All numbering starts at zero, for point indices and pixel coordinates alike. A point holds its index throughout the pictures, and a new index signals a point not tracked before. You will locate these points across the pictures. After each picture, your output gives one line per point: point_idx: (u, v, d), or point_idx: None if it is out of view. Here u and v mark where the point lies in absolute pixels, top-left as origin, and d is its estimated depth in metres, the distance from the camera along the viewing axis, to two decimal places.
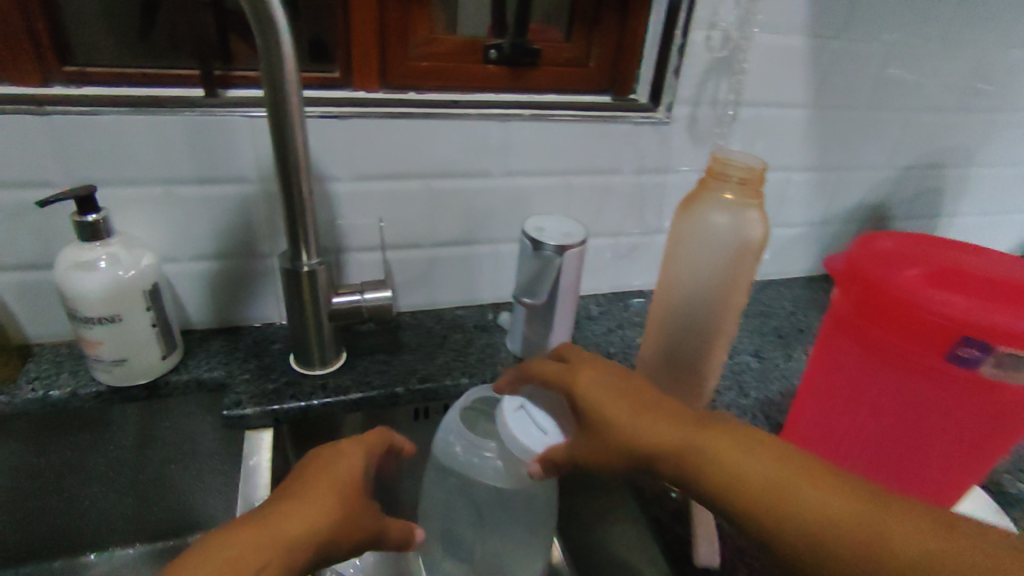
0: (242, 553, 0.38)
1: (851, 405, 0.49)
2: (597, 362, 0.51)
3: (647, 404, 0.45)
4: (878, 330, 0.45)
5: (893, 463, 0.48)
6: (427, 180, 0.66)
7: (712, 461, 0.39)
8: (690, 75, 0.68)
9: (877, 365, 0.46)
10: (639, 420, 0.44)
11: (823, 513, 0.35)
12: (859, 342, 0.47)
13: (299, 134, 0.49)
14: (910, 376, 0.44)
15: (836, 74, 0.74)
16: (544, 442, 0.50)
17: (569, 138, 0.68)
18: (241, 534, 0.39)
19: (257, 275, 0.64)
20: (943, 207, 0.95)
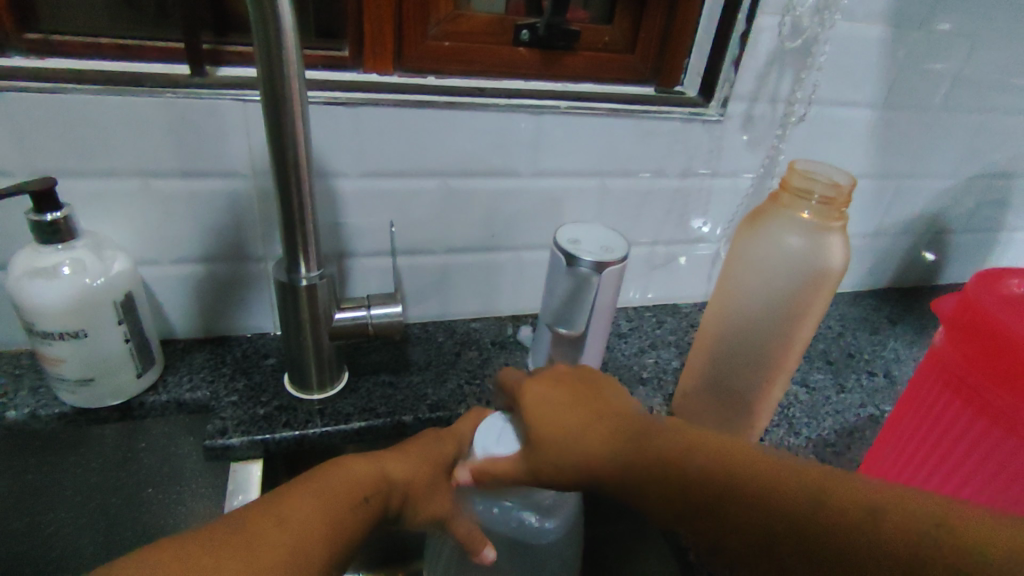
0: (335, 489, 0.41)
1: (948, 455, 0.43)
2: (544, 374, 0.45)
3: (596, 407, 0.39)
4: (977, 377, 0.40)
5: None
6: (445, 178, 0.58)
7: (654, 467, 0.34)
8: (752, 67, 0.60)
9: (971, 416, 0.41)
10: (583, 427, 0.38)
11: (779, 517, 0.29)
12: (950, 387, 0.42)
13: (300, 126, 0.41)
14: (1012, 434, 0.39)
15: (911, 69, 0.66)
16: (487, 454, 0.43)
17: (607, 135, 0.59)
18: (337, 471, 0.42)
19: (248, 281, 0.57)
20: (1007, 220, 0.86)
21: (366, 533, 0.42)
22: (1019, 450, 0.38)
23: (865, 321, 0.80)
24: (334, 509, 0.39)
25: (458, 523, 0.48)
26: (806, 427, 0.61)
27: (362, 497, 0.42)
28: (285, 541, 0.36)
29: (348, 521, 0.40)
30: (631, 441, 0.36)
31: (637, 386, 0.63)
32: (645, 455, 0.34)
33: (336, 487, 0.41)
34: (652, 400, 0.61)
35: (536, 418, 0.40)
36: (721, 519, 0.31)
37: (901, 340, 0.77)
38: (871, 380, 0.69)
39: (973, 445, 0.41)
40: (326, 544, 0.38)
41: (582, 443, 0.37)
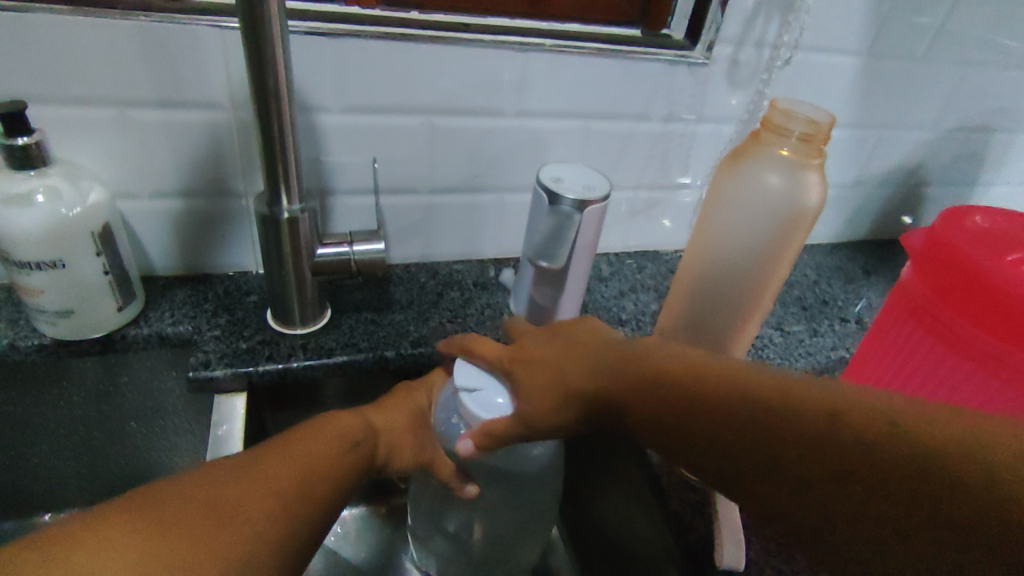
0: (322, 433, 0.43)
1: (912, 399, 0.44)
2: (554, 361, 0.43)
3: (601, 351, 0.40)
4: (950, 313, 0.40)
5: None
6: (427, 116, 0.57)
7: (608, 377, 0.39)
8: (739, 9, 0.59)
9: (939, 348, 0.42)
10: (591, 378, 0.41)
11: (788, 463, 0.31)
12: (919, 324, 0.43)
13: (279, 52, 0.40)
14: (979, 365, 0.39)
15: (897, 15, 0.65)
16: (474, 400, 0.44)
17: (592, 75, 0.59)
18: (330, 425, 0.44)
19: (229, 217, 0.56)
20: (981, 174, 0.87)
21: (359, 476, 0.44)
22: (980, 387, 0.40)
23: (839, 270, 0.82)
24: (329, 451, 0.42)
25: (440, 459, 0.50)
26: (778, 367, 0.63)
27: (353, 443, 0.44)
28: (291, 468, 0.38)
29: (343, 468, 0.42)
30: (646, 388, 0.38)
31: (616, 327, 0.64)
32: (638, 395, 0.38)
33: (326, 434, 0.43)
34: None
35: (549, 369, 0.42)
36: (759, 474, 0.31)
37: (874, 289, 0.79)
38: (843, 326, 0.71)
39: (941, 378, 0.42)
40: (325, 478, 0.40)
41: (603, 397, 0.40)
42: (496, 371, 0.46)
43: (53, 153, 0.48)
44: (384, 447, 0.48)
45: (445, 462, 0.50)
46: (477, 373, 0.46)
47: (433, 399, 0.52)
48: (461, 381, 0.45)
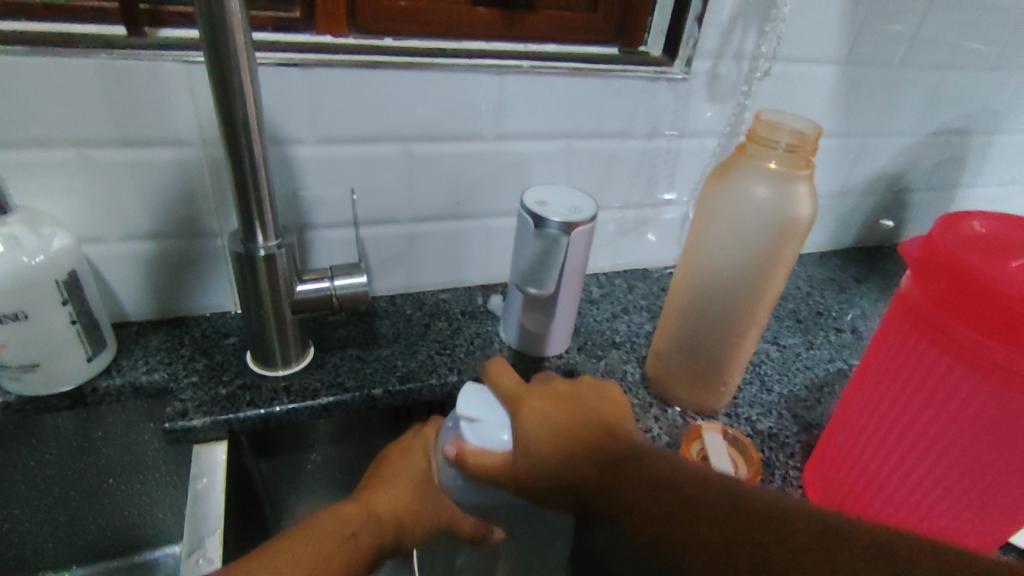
0: (318, 527, 0.42)
1: (917, 417, 0.42)
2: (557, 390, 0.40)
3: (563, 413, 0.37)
4: (961, 328, 0.38)
5: (959, 483, 0.41)
6: (406, 144, 0.56)
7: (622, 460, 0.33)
8: (716, 23, 0.59)
9: (949, 364, 0.39)
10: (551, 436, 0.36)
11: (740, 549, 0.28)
12: (927, 337, 0.40)
13: (247, 85, 0.38)
14: (988, 377, 0.37)
15: (871, 24, 0.66)
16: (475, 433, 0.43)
17: (572, 95, 0.58)
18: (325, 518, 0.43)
19: (204, 257, 0.54)
20: (964, 176, 0.87)
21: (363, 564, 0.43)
22: (990, 398, 0.37)
23: (830, 280, 0.81)
24: (324, 548, 0.40)
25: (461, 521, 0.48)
26: (777, 383, 0.62)
27: (348, 533, 0.42)
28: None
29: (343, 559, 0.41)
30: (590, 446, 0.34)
31: (610, 350, 0.62)
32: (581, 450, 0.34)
33: (323, 529, 0.42)
34: (626, 363, 0.61)
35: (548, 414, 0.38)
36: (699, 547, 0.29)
37: (868, 297, 0.78)
38: (840, 336, 0.70)
39: (951, 393, 0.39)
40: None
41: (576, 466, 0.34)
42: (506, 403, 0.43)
43: (14, 200, 0.45)
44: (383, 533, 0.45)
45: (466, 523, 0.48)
46: (481, 402, 0.45)
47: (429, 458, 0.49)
48: (463, 410, 0.44)
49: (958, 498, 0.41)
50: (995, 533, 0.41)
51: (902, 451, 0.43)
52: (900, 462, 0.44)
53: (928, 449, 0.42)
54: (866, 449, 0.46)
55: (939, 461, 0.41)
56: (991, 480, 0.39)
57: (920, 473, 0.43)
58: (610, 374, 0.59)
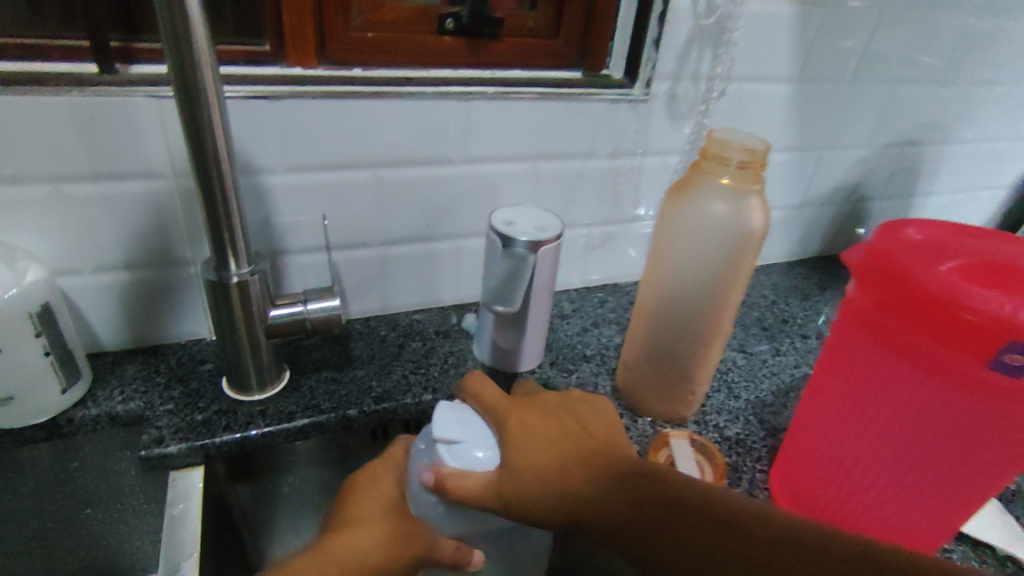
0: None
1: (876, 423, 0.43)
2: (543, 408, 0.44)
3: (550, 429, 0.41)
4: (912, 333, 0.39)
5: (920, 481, 0.42)
6: (376, 169, 0.57)
7: (615, 471, 0.37)
8: (672, 46, 0.62)
9: (902, 368, 0.40)
10: (532, 449, 0.40)
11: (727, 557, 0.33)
12: (880, 343, 0.41)
13: (217, 120, 0.40)
14: (938, 379, 0.38)
15: (821, 44, 0.69)
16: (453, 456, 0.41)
17: (536, 119, 0.60)
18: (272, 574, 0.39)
19: (178, 286, 0.55)
20: (919, 185, 0.91)
21: None
22: (946, 399, 0.38)
23: (794, 288, 0.84)
24: None
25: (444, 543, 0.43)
26: (744, 390, 0.63)
27: None
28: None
29: None
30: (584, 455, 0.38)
31: (581, 363, 0.64)
32: (571, 458, 0.38)
33: None
34: (597, 376, 0.62)
35: (532, 430, 0.41)
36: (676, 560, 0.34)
37: (831, 304, 0.81)
38: (804, 343, 0.72)
39: (909, 396, 0.40)
40: None
41: (561, 484, 0.37)
42: (491, 424, 0.44)
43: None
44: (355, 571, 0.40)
45: (446, 550, 0.42)
46: (456, 422, 0.43)
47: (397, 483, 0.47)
48: (439, 430, 0.43)
49: (918, 496, 0.42)
50: (941, 532, 0.43)
51: (863, 455, 0.44)
52: (864, 465, 0.44)
53: (894, 451, 0.42)
54: (831, 456, 0.46)
55: (899, 465, 0.42)
56: (955, 475, 0.40)
57: (881, 476, 0.44)
58: (582, 387, 0.60)
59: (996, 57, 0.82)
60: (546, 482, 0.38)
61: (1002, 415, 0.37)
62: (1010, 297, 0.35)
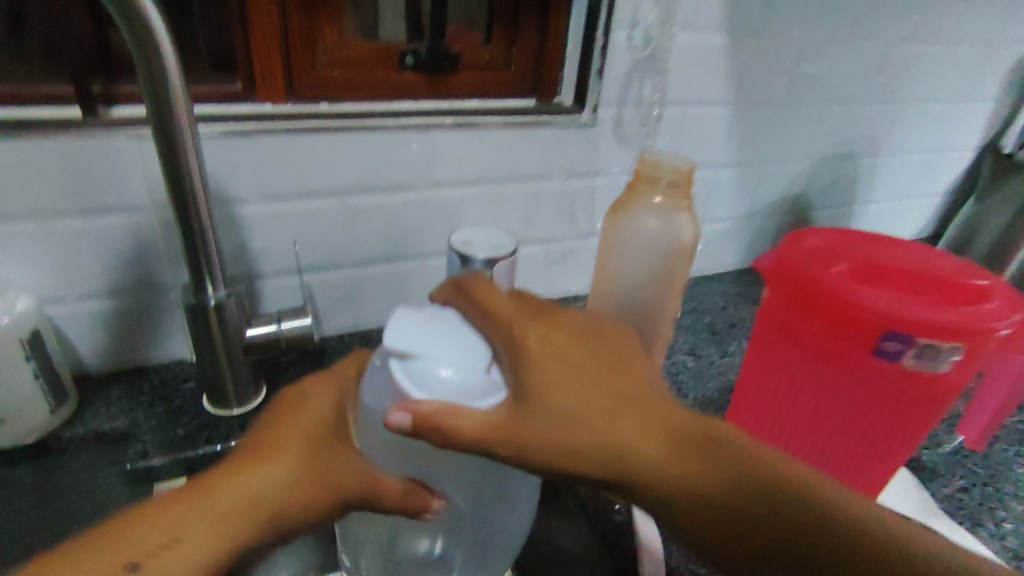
0: (119, 536, 0.32)
1: (799, 409, 0.48)
2: (575, 334, 0.39)
3: (598, 367, 0.37)
4: (809, 329, 0.44)
5: (837, 458, 0.48)
6: (344, 197, 0.62)
7: (663, 424, 0.35)
8: (615, 76, 0.67)
9: (808, 361, 0.46)
10: (586, 394, 0.35)
11: (824, 545, 0.33)
12: (792, 340, 0.46)
13: (193, 157, 0.44)
14: (836, 367, 0.44)
15: (753, 69, 0.75)
16: (416, 375, 0.36)
17: (491, 146, 0.66)
18: (138, 523, 0.32)
19: (159, 310, 0.59)
20: (857, 194, 0.97)
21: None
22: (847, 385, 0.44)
23: (744, 294, 0.89)
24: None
25: (386, 482, 0.39)
26: (693, 390, 0.68)
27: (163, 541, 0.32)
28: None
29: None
30: (653, 418, 0.36)
31: None
32: (644, 419, 0.35)
33: (123, 537, 0.32)
34: None
35: (576, 363, 0.37)
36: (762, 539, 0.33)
37: None
38: None
39: (822, 383, 0.46)
40: None
41: (636, 445, 0.35)
42: (505, 352, 0.37)
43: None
44: (262, 506, 0.35)
45: (390, 491, 0.39)
46: (416, 334, 0.37)
47: (333, 409, 0.40)
48: (395, 343, 0.37)
49: (847, 471, 0.49)
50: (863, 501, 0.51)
51: (790, 437, 0.50)
52: (792, 446, 0.50)
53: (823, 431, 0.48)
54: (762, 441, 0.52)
55: (819, 444, 0.48)
56: (865, 449, 0.47)
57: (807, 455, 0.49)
58: None
59: (918, 76, 0.89)
60: (606, 436, 0.35)
61: (901, 391, 0.42)
62: (882, 294, 0.41)
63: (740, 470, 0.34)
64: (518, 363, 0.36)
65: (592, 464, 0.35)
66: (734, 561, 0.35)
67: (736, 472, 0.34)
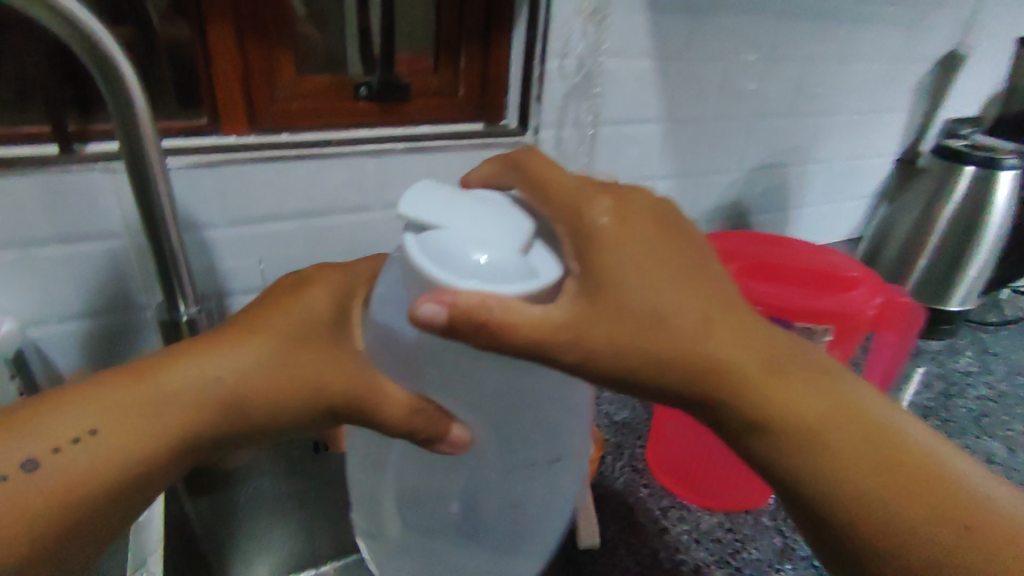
0: (93, 407, 0.37)
1: None
2: (654, 227, 0.39)
3: (687, 271, 0.38)
4: None
5: None
6: (305, 220, 0.67)
7: (759, 342, 0.38)
8: (552, 100, 0.74)
9: None
10: (683, 298, 0.37)
11: (892, 470, 0.37)
12: None
13: (163, 188, 0.49)
14: None
15: (681, 89, 0.83)
16: (436, 242, 0.36)
17: (441, 169, 0.72)
18: (114, 396, 0.38)
19: (135, 328, 0.63)
20: (789, 200, 1.05)
21: (163, 453, 0.38)
22: None
23: None
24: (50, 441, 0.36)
25: (383, 386, 0.40)
26: None
27: (96, 425, 0.36)
28: (19, 462, 0.35)
29: (103, 452, 0.36)
30: (747, 333, 0.38)
31: None
32: (740, 334, 0.37)
33: (96, 408, 0.37)
34: None
35: (665, 262, 0.38)
36: (836, 459, 0.37)
37: None
38: None
39: None
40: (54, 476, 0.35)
41: (730, 354, 0.37)
42: (568, 238, 0.38)
43: None
44: (193, 397, 0.38)
45: (393, 403, 0.40)
46: (437, 207, 0.37)
47: (308, 312, 0.43)
48: (413, 212, 0.37)
49: None
50: None
51: None
52: None
53: None
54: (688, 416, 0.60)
55: None
56: None
57: None
58: None
59: (835, 91, 0.98)
60: (694, 337, 0.36)
61: None
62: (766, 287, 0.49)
63: (827, 401, 0.37)
64: (591, 256, 0.37)
65: (674, 365, 0.36)
66: (790, 472, 0.38)
67: (826, 400, 0.37)
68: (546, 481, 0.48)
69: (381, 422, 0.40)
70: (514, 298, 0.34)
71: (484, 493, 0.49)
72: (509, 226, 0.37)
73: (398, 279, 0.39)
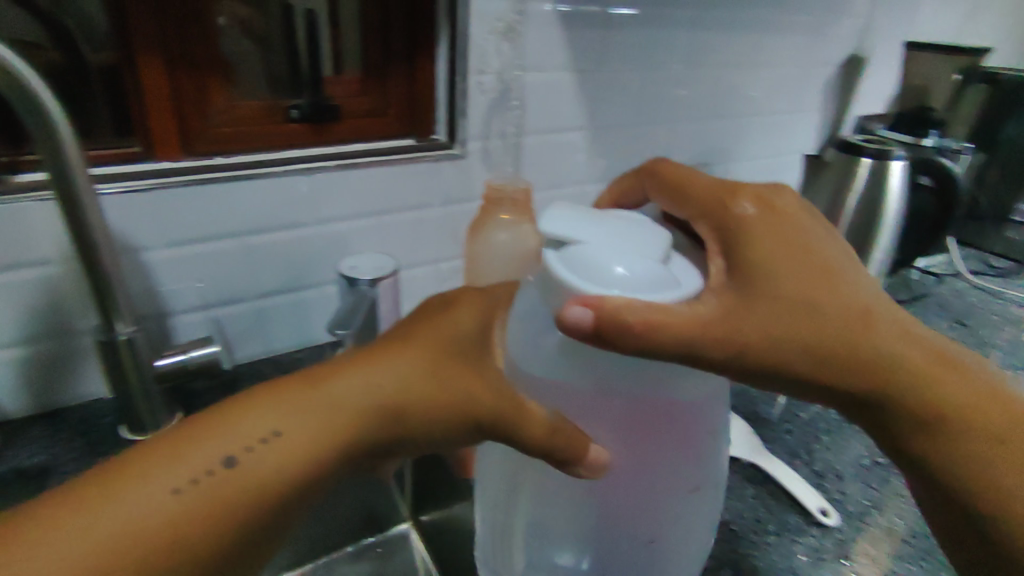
0: (255, 416, 0.38)
1: None
2: (798, 227, 0.43)
3: (827, 264, 0.42)
4: None
5: None
6: (241, 238, 0.70)
7: (904, 330, 0.41)
8: (477, 114, 0.78)
9: None
10: (829, 291, 0.40)
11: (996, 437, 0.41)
12: None
13: (94, 215, 0.51)
14: None
15: (602, 98, 0.88)
16: (586, 254, 0.39)
17: (373, 182, 0.75)
18: (265, 403, 0.39)
19: (76, 353, 0.64)
20: None
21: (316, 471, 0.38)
22: None
23: None
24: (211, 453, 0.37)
25: (526, 401, 0.41)
26: None
27: (266, 433, 0.37)
28: (178, 480, 0.35)
29: (271, 463, 0.37)
30: (884, 319, 0.41)
31: None
32: (879, 324, 0.41)
33: (257, 418, 0.38)
34: None
35: (813, 260, 0.41)
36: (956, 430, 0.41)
37: None
38: None
39: None
40: (217, 486, 0.36)
41: (873, 343, 0.40)
42: (715, 236, 0.44)
43: None
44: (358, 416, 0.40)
45: (536, 422, 0.40)
46: (577, 223, 0.41)
47: (458, 328, 0.43)
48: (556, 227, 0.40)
49: None
50: None
51: None
52: None
53: None
54: None
55: None
56: None
57: None
58: None
59: (750, 94, 1.05)
60: (841, 326, 0.40)
61: None
62: None
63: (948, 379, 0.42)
64: (748, 266, 0.41)
65: (813, 352, 0.40)
66: (911, 438, 0.42)
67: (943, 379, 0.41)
68: (688, 508, 0.46)
69: (521, 441, 0.40)
70: (664, 304, 0.37)
71: (623, 535, 0.45)
72: (644, 239, 0.40)
73: (535, 295, 0.42)
